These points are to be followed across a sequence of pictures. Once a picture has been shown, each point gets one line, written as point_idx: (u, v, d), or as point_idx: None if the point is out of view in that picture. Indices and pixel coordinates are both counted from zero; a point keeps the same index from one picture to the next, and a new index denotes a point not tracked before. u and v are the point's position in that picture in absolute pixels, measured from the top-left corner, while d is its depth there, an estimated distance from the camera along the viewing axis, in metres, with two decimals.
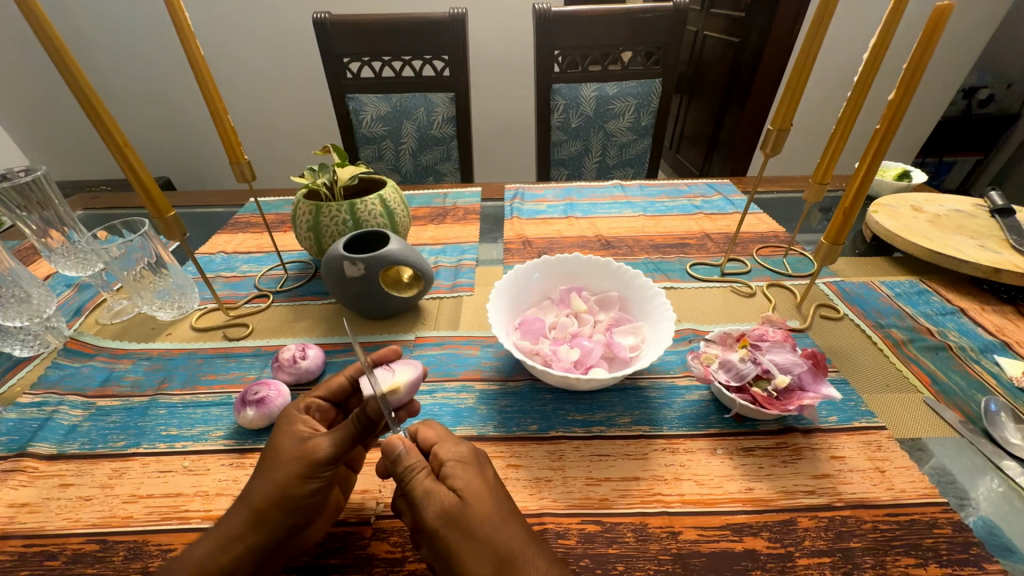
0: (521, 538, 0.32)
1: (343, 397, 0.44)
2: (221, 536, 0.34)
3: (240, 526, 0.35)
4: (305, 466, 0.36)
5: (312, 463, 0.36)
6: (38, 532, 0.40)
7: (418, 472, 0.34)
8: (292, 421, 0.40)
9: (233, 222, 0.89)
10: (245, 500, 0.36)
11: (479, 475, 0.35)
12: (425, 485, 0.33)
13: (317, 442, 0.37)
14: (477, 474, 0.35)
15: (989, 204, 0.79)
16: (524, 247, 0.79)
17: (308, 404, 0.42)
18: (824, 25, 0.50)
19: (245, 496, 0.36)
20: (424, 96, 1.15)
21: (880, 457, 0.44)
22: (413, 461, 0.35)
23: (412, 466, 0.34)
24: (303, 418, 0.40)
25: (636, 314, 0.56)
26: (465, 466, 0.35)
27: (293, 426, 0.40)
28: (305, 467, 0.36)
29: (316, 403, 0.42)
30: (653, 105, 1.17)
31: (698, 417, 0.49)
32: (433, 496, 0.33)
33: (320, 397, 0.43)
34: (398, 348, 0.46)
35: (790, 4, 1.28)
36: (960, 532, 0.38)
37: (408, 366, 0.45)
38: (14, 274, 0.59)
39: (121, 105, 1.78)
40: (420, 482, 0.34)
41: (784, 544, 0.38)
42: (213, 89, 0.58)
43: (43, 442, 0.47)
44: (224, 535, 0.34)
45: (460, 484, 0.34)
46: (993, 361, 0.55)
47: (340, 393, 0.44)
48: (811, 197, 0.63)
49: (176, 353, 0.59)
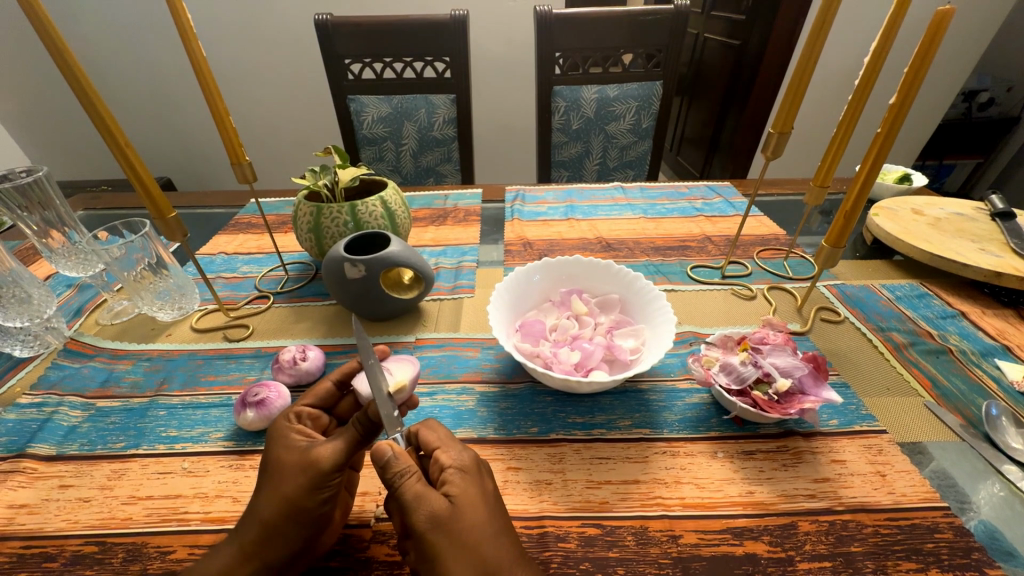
0: (511, 550, 0.32)
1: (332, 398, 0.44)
2: (237, 551, 0.34)
3: (253, 542, 0.35)
4: (311, 479, 0.35)
5: (318, 474, 0.36)
6: (37, 533, 0.40)
7: (408, 477, 0.33)
8: (285, 433, 0.39)
9: (234, 223, 0.89)
10: (256, 515, 0.36)
11: (475, 484, 0.35)
12: (416, 489, 0.33)
13: (318, 452, 0.36)
14: (471, 483, 0.35)
15: (990, 208, 0.79)
16: (524, 249, 0.80)
17: (298, 413, 0.42)
18: (826, 28, 0.50)
19: (253, 513, 0.36)
20: (425, 98, 1.15)
21: (881, 461, 0.44)
22: (403, 466, 0.33)
23: (402, 471, 0.33)
24: (296, 427, 0.40)
25: (636, 316, 0.56)
26: (463, 474, 0.35)
27: (287, 435, 0.39)
28: (312, 479, 0.35)
29: (306, 411, 0.42)
30: (653, 107, 1.17)
31: (698, 420, 0.49)
32: (423, 501, 0.32)
33: (308, 403, 0.43)
34: (385, 347, 0.46)
35: (790, 7, 1.28)
36: (961, 537, 0.38)
37: (404, 363, 0.46)
38: (14, 275, 0.58)
39: (124, 107, 1.79)
40: (410, 486, 0.33)
41: (785, 548, 0.37)
42: (214, 85, 0.57)
43: (42, 443, 0.47)
44: (240, 551, 0.34)
45: (454, 491, 0.34)
46: (994, 365, 0.55)
47: (330, 393, 0.44)
48: (811, 200, 0.63)
49: (176, 354, 0.59)
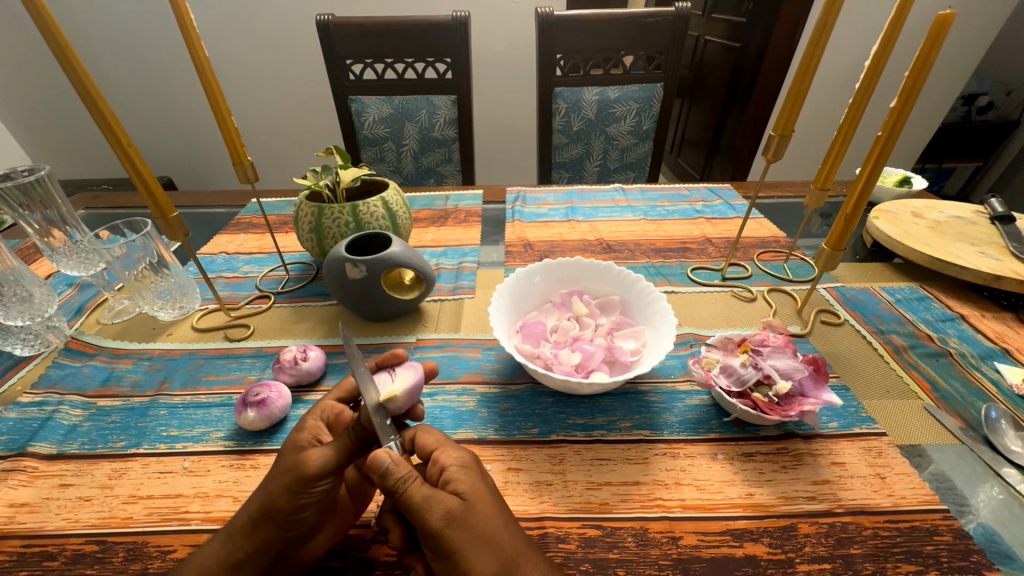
0: (522, 541, 0.33)
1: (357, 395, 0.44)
2: (225, 539, 0.35)
3: (238, 532, 0.35)
4: (294, 481, 0.35)
5: (299, 478, 0.35)
6: (37, 532, 0.40)
7: (412, 482, 0.33)
8: (303, 426, 0.39)
9: (235, 223, 0.90)
10: (245, 506, 0.36)
11: (480, 480, 0.35)
12: (423, 491, 0.32)
13: (309, 455, 0.35)
14: (476, 479, 0.35)
15: (990, 211, 0.79)
16: (525, 250, 0.80)
17: (324, 407, 0.41)
18: (827, 31, 0.51)
19: (245, 503, 0.36)
20: (426, 99, 1.15)
21: (881, 464, 0.44)
22: (405, 472, 0.33)
23: (405, 477, 0.33)
24: (314, 421, 0.40)
25: (637, 317, 0.56)
26: (466, 471, 0.35)
27: (296, 434, 0.38)
28: (294, 482, 0.35)
29: (332, 407, 0.42)
30: (654, 109, 1.18)
31: (699, 422, 0.49)
32: (434, 501, 0.32)
33: (336, 398, 0.43)
34: (403, 350, 0.46)
35: (791, 10, 1.29)
36: (960, 540, 0.38)
37: (409, 370, 0.45)
38: (15, 274, 0.59)
39: (125, 106, 1.79)
40: (416, 490, 0.32)
41: (785, 550, 0.38)
42: (217, 85, 0.57)
43: (43, 442, 0.47)
44: (226, 539, 0.35)
45: (463, 488, 0.34)
46: (993, 368, 0.55)
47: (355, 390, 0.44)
48: (812, 203, 0.64)
49: (177, 353, 0.59)
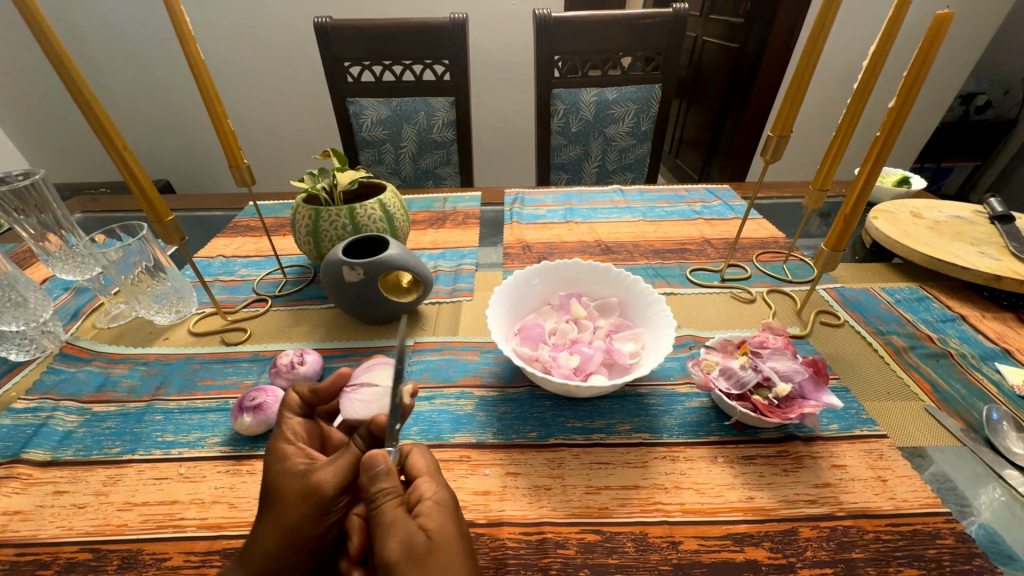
0: None
1: (306, 409, 0.43)
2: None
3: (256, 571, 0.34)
4: (312, 507, 0.35)
5: (319, 501, 0.35)
6: (31, 540, 0.39)
7: (389, 497, 0.34)
8: (284, 455, 0.38)
9: (233, 226, 0.89)
10: (252, 550, 0.35)
11: (453, 521, 0.33)
12: (393, 515, 0.33)
13: (319, 477, 0.36)
14: (448, 519, 0.33)
15: (989, 211, 0.79)
16: (524, 252, 0.79)
17: (292, 431, 0.40)
18: (826, 28, 0.50)
19: (255, 541, 0.35)
20: (424, 101, 1.15)
21: (882, 466, 0.44)
22: (391, 484, 0.34)
23: (389, 488, 0.34)
24: (296, 447, 0.39)
25: (636, 319, 0.56)
26: (441, 508, 0.34)
27: (288, 461, 0.37)
28: (313, 507, 0.35)
29: (296, 426, 0.41)
30: (653, 110, 1.18)
31: (698, 425, 0.48)
32: (397, 528, 0.32)
33: (297, 420, 0.41)
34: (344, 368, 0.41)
35: (789, 11, 1.28)
36: (963, 543, 0.38)
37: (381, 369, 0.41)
38: (11, 278, 0.58)
39: (120, 108, 1.78)
40: (390, 509, 0.33)
41: (786, 554, 0.37)
42: (212, 88, 0.57)
43: (37, 448, 0.47)
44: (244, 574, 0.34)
45: (431, 526, 0.32)
46: (994, 369, 0.55)
47: (301, 405, 0.42)
48: (811, 204, 0.63)
49: (174, 358, 0.58)
